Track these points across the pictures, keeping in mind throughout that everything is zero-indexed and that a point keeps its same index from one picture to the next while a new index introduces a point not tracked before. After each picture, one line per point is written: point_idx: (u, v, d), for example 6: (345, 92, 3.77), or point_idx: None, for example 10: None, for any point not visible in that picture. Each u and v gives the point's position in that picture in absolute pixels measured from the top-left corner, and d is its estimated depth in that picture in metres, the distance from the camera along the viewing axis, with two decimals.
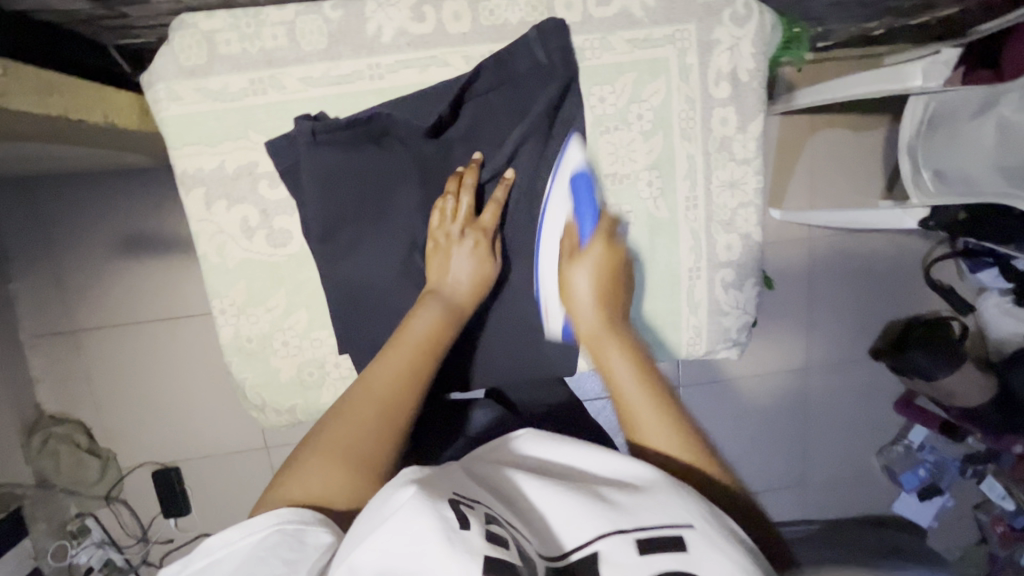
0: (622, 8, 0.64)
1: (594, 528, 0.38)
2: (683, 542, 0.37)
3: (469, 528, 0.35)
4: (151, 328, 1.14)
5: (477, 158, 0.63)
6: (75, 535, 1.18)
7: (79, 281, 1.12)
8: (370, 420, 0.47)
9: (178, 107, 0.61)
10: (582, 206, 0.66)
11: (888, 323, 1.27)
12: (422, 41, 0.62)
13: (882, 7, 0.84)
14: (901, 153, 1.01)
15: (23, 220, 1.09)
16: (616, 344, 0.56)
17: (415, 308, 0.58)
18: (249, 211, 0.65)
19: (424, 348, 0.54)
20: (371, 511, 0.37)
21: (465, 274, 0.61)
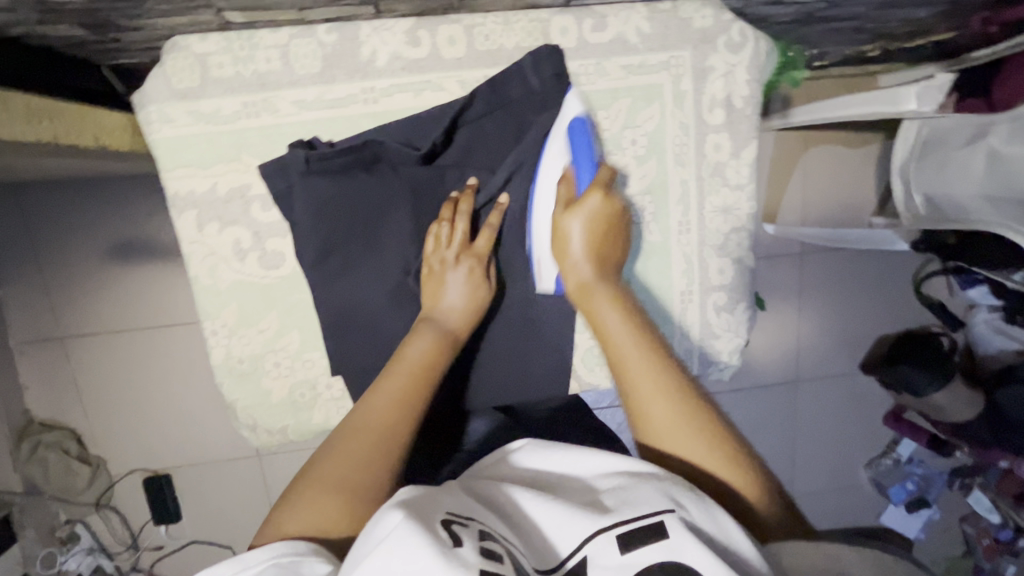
0: (617, 34, 0.64)
1: (581, 532, 0.38)
2: (662, 527, 0.37)
3: (462, 546, 0.35)
4: (143, 337, 1.13)
5: (472, 184, 0.63)
6: (64, 541, 1.20)
7: (69, 290, 1.11)
8: (368, 450, 0.47)
9: (170, 129, 0.61)
10: (579, 160, 0.62)
11: (878, 338, 1.28)
12: (416, 65, 0.62)
13: (875, 30, 0.85)
14: (893, 173, 1.01)
15: (13, 228, 1.08)
16: (611, 300, 0.56)
17: (413, 331, 0.59)
18: (241, 233, 0.64)
19: (421, 374, 0.54)
20: (365, 537, 0.37)
21: (461, 298, 0.61)
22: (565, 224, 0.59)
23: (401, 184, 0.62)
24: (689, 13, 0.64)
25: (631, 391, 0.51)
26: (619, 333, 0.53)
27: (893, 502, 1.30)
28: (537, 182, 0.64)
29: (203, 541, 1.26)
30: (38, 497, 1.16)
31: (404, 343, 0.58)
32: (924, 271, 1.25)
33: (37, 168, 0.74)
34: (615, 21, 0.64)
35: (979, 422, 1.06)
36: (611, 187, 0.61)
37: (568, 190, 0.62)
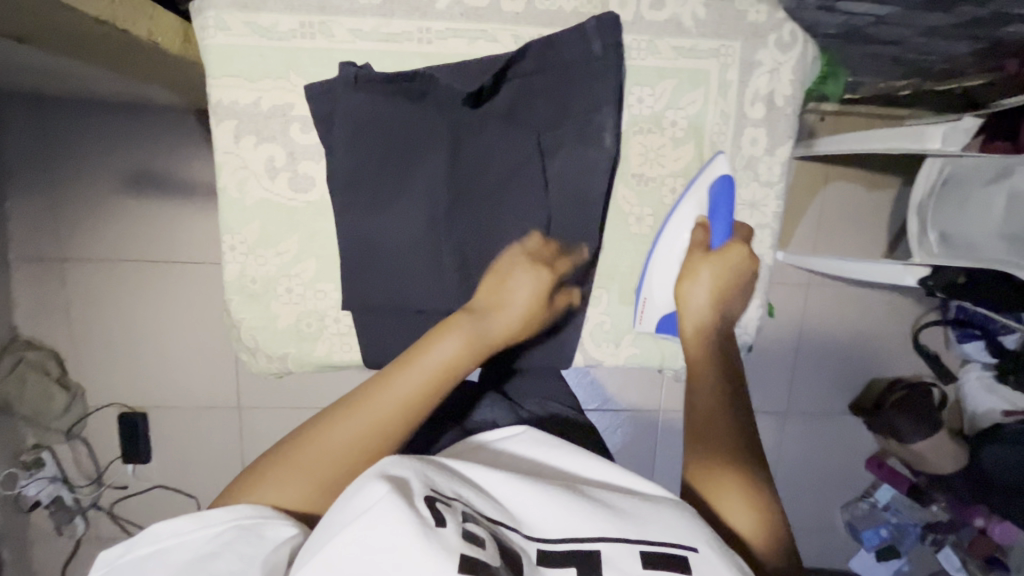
0: (674, 16, 0.66)
1: (595, 529, 0.37)
2: (687, 563, 0.36)
3: (445, 527, 0.34)
4: (136, 267, 1.15)
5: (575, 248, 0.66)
6: (29, 466, 1.18)
7: (75, 213, 1.13)
8: (350, 443, 0.46)
9: (224, 37, 0.61)
10: (719, 213, 0.67)
11: (870, 379, 1.28)
12: (475, 14, 0.63)
13: (906, 61, 0.89)
14: (910, 211, 1.05)
15: (40, 141, 1.10)
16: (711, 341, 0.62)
17: (447, 325, 0.54)
18: (275, 151, 0.64)
19: (435, 380, 0.50)
20: (345, 510, 0.36)
21: (506, 318, 0.58)
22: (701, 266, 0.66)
23: (443, 123, 0.62)
24: (745, 7, 0.66)
25: (705, 418, 0.55)
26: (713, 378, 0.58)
27: (865, 546, 1.30)
28: (702, 172, 0.69)
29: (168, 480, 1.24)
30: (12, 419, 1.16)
31: (431, 334, 0.54)
32: (922, 321, 1.25)
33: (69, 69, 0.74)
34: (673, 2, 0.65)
35: (961, 475, 1.10)
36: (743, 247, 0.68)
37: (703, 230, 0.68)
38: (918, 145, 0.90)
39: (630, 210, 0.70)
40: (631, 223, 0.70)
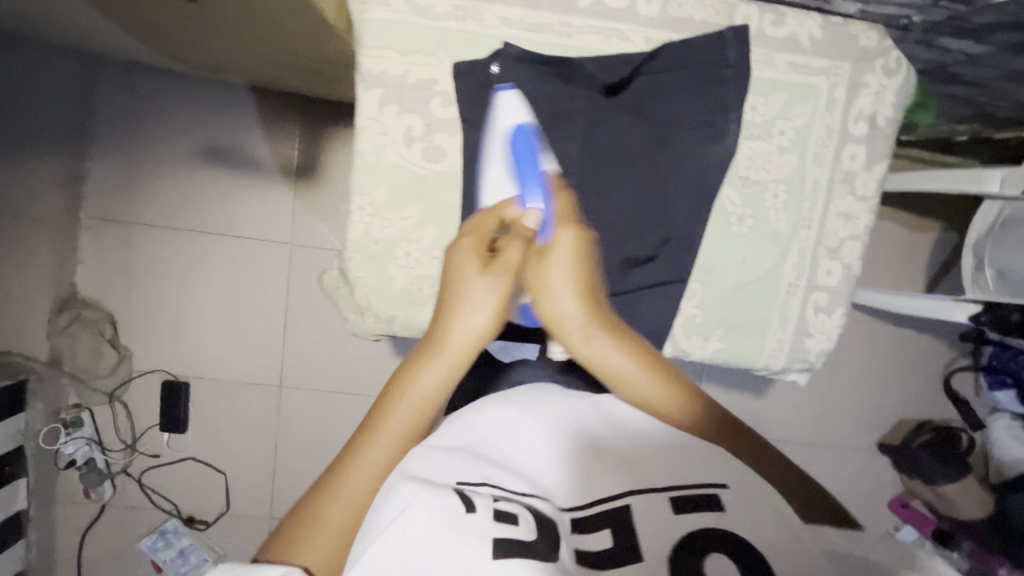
0: (792, 34, 0.71)
1: (622, 488, 0.50)
2: (716, 505, 0.48)
3: (477, 512, 0.44)
4: (221, 245, 1.39)
5: (528, 229, 0.61)
6: (68, 424, 1.39)
7: (175, 201, 1.38)
8: (366, 486, 0.52)
9: (384, 13, 0.66)
10: (527, 175, 0.63)
11: (900, 419, 1.46)
12: (613, 13, 0.69)
13: (978, 104, 0.95)
14: (967, 250, 1.17)
15: (162, 134, 1.36)
16: (615, 339, 0.63)
17: (421, 356, 0.59)
18: (415, 122, 0.69)
19: (424, 412, 0.56)
20: (379, 515, 0.45)
21: (479, 320, 0.59)
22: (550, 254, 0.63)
23: (584, 104, 0.67)
24: (857, 32, 0.72)
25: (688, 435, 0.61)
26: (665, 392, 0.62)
27: None
28: (499, 119, 0.66)
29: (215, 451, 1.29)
30: (56, 372, 1.37)
31: (412, 368, 0.58)
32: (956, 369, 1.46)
33: (202, 19, 0.79)
34: (792, 21, 0.71)
35: (983, 522, 1.20)
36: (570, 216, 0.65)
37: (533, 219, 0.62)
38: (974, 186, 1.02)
39: (734, 210, 0.74)
40: (734, 223, 0.74)
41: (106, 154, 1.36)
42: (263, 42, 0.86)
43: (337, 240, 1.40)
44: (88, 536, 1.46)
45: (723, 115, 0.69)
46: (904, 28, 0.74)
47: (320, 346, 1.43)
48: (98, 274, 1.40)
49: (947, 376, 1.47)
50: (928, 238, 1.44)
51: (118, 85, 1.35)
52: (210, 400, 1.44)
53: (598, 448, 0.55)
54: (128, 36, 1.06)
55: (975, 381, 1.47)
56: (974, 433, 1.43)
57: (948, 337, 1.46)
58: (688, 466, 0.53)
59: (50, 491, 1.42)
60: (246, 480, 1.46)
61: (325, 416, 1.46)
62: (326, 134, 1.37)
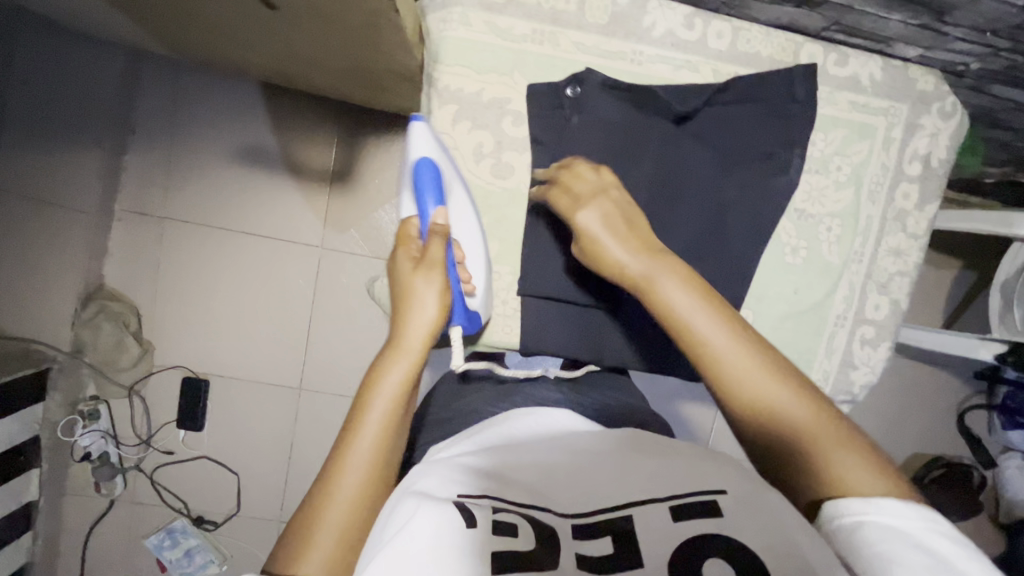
0: (854, 74, 0.73)
1: (625, 496, 0.49)
2: (716, 511, 0.46)
3: (474, 526, 0.45)
4: (253, 243, 1.39)
5: (441, 227, 0.63)
6: (86, 416, 1.37)
7: (208, 198, 1.38)
8: (354, 490, 0.50)
9: (465, 32, 0.68)
10: (425, 188, 0.65)
11: (913, 453, 1.48)
12: (685, 45, 0.71)
13: (1014, 149, 0.98)
14: (994, 289, 1.19)
15: (200, 131, 1.37)
16: (682, 282, 0.54)
17: (381, 359, 0.57)
18: (485, 139, 0.71)
19: (395, 405, 0.54)
20: (384, 526, 0.46)
21: (427, 316, 0.59)
22: (580, 221, 0.61)
23: (657, 131, 0.70)
24: (916, 76, 0.74)
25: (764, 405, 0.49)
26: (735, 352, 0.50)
27: None
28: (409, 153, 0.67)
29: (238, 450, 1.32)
30: (77, 362, 1.36)
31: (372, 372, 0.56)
32: (967, 403, 1.48)
33: (275, 29, 0.81)
34: (855, 62, 0.73)
35: None
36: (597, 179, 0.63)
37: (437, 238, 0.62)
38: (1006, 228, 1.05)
39: (789, 241, 0.75)
40: (789, 254, 0.75)
41: (144, 149, 1.37)
42: (328, 51, 0.88)
43: (367, 247, 1.41)
44: (93, 533, 1.43)
45: (786, 148, 0.71)
46: (960, 74, 0.77)
47: (342, 351, 1.43)
48: (126, 266, 1.39)
49: (959, 410, 1.48)
50: (950, 275, 1.46)
51: (162, 82, 1.36)
52: (228, 399, 1.43)
53: (582, 460, 0.54)
54: (185, 39, 1.08)
55: (987, 418, 1.48)
56: (985, 471, 1.46)
57: (965, 374, 1.48)
58: (690, 472, 0.51)
59: (61, 483, 1.40)
60: (259, 483, 1.45)
61: (343, 421, 1.45)
62: (363, 141, 1.38)
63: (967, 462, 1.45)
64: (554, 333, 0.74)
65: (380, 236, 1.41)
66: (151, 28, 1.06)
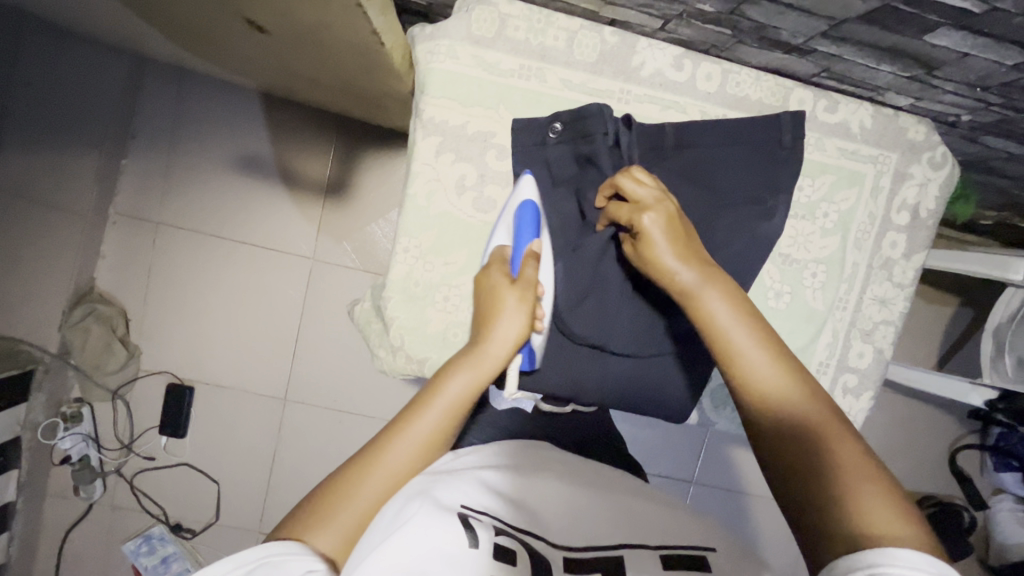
0: (843, 120, 0.73)
1: (621, 539, 0.48)
2: (707, 562, 0.46)
3: (477, 547, 0.42)
4: (246, 251, 1.39)
5: (537, 252, 0.65)
6: (68, 419, 1.35)
7: (203, 206, 1.38)
8: (395, 476, 0.51)
9: (451, 64, 0.72)
10: (523, 225, 0.68)
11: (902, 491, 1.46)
12: (672, 86, 0.73)
13: (1010, 195, 0.97)
14: (987, 333, 1.17)
15: (198, 138, 1.37)
16: (725, 294, 0.57)
17: (455, 360, 0.59)
18: (468, 171, 0.74)
19: (456, 404, 0.56)
20: (377, 533, 0.44)
21: (512, 332, 0.61)
22: (643, 222, 0.61)
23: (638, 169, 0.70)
24: (906, 125, 0.74)
25: (783, 419, 0.50)
26: (761, 362, 0.53)
27: None
28: (514, 195, 0.71)
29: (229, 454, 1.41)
30: (65, 364, 1.34)
31: (445, 365, 0.59)
32: (960, 443, 1.46)
33: (269, 51, 0.82)
34: (845, 109, 0.73)
35: None
36: (656, 190, 0.64)
37: (534, 265, 0.64)
38: (999, 272, 1.04)
39: (773, 285, 0.74)
40: (771, 298, 0.74)
41: (142, 153, 1.37)
42: (321, 74, 0.89)
43: (359, 260, 1.40)
44: (71, 534, 1.42)
45: (772, 194, 0.71)
46: (952, 124, 0.77)
47: (328, 363, 1.42)
48: (117, 270, 1.39)
49: (952, 450, 1.46)
50: (945, 314, 1.45)
51: (163, 88, 1.36)
52: (214, 407, 1.42)
53: (584, 493, 0.54)
54: (182, 48, 1.08)
55: (979, 460, 1.46)
56: (975, 512, 1.44)
57: (958, 414, 1.46)
58: (670, 523, 0.52)
59: (41, 485, 1.39)
60: (239, 491, 1.43)
61: (325, 434, 1.43)
62: (361, 155, 1.38)
63: (957, 502, 1.43)
64: (533, 370, 0.73)
65: (373, 250, 1.41)
66: (151, 35, 1.06)
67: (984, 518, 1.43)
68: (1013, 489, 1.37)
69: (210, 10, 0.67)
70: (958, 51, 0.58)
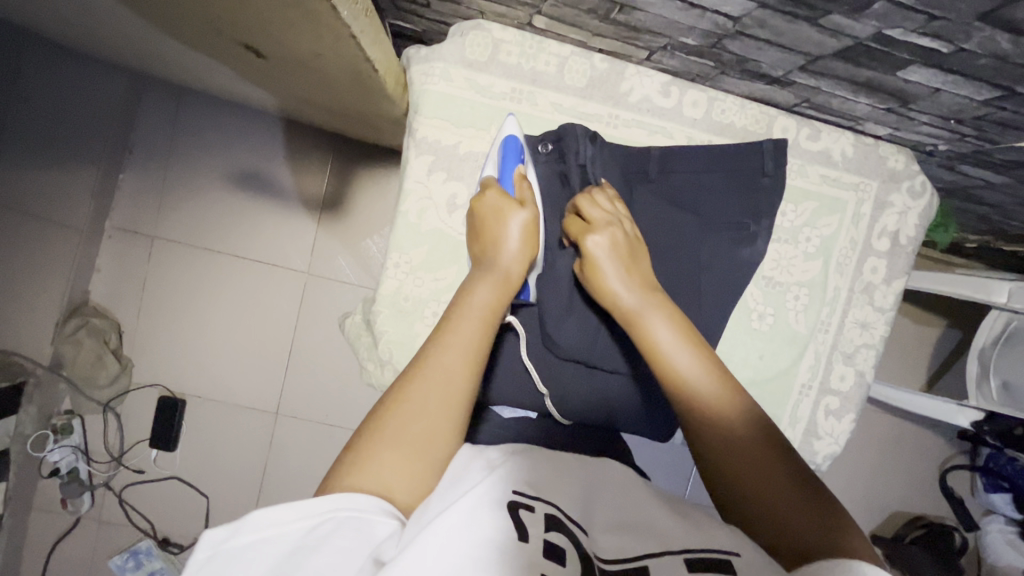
0: (825, 148, 0.75)
1: (647, 545, 0.45)
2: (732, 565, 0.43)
3: (527, 539, 0.42)
4: (242, 264, 1.40)
5: (526, 174, 0.70)
6: (58, 430, 1.36)
7: (200, 219, 1.39)
8: (430, 404, 0.51)
9: (444, 87, 0.74)
10: (507, 158, 0.71)
11: (894, 512, 1.46)
12: (659, 112, 0.75)
13: (992, 220, 1.00)
14: (973, 354, 1.19)
15: (196, 152, 1.39)
16: (666, 314, 0.60)
17: (475, 280, 0.61)
18: (459, 191, 0.75)
19: (485, 318, 0.58)
20: (430, 511, 0.45)
21: (521, 246, 0.64)
22: (587, 244, 0.65)
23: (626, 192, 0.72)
24: (886, 154, 0.76)
25: (715, 432, 0.53)
26: (698, 379, 0.56)
27: None
28: (494, 136, 0.73)
29: (221, 466, 1.42)
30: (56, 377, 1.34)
31: (464, 289, 0.61)
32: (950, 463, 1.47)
33: (265, 73, 0.84)
34: (827, 137, 0.75)
35: None
36: (611, 213, 0.68)
37: (526, 185, 0.69)
38: (984, 295, 1.06)
39: (757, 307, 0.76)
40: (756, 319, 0.76)
41: (141, 167, 1.39)
42: (316, 95, 0.91)
43: (354, 275, 1.42)
44: (57, 548, 1.41)
45: (754, 218, 0.73)
46: (930, 153, 0.79)
47: (321, 378, 1.43)
48: (113, 282, 1.40)
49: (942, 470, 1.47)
50: (934, 334, 1.46)
51: (163, 104, 1.38)
52: (205, 420, 1.42)
53: (628, 486, 0.52)
54: (180, 67, 1.10)
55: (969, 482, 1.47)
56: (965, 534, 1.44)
57: (947, 433, 1.47)
58: (698, 520, 0.49)
59: (28, 498, 1.38)
60: (230, 507, 1.43)
61: (317, 449, 1.43)
62: (356, 172, 1.40)
63: (948, 523, 1.44)
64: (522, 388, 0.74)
65: (368, 265, 1.42)
66: (149, 54, 1.08)
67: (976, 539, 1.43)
68: (1005, 510, 1.36)
69: (207, 33, 0.68)
70: (930, 85, 0.60)
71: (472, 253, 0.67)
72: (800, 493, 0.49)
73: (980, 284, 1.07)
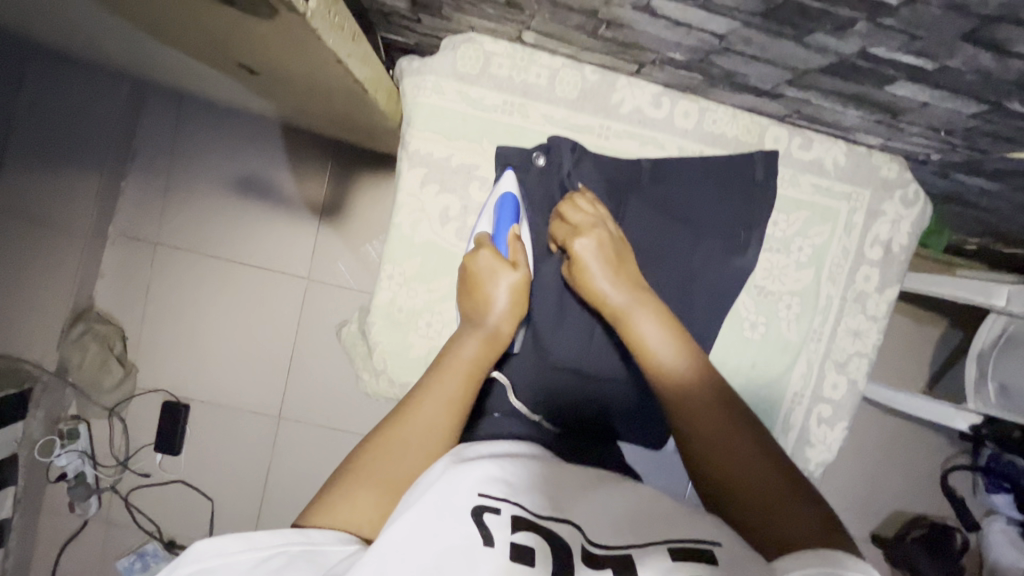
0: (817, 157, 0.76)
1: (630, 536, 0.46)
2: (713, 556, 0.43)
3: (492, 544, 0.43)
4: (243, 270, 1.41)
5: (519, 235, 0.71)
6: (65, 435, 1.38)
7: (202, 225, 1.41)
8: (409, 453, 0.53)
9: (435, 100, 0.74)
10: (502, 219, 0.72)
11: (895, 513, 1.46)
12: (650, 123, 0.75)
13: (990, 224, 0.99)
14: (972, 357, 1.18)
15: (197, 159, 1.40)
16: (652, 312, 0.63)
17: (462, 334, 0.65)
18: (451, 203, 0.76)
19: (470, 373, 0.61)
20: (398, 511, 0.46)
21: (508, 302, 0.67)
22: (575, 247, 0.67)
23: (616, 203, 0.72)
24: (878, 162, 0.76)
25: (696, 425, 0.56)
26: (682, 375, 0.58)
27: None
28: (492, 190, 0.75)
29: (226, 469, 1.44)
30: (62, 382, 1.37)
31: (451, 343, 0.64)
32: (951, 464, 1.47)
33: (260, 86, 0.85)
34: (819, 146, 0.76)
35: None
36: (597, 215, 0.70)
37: (520, 247, 0.71)
38: (982, 298, 1.06)
39: (749, 317, 0.76)
40: (748, 328, 0.76)
41: (142, 175, 1.40)
42: (313, 106, 0.91)
43: (355, 281, 1.43)
44: (66, 550, 1.43)
45: (746, 227, 0.74)
46: (923, 162, 0.79)
47: (324, 382, 1.44)
48: (116, 288, 1.42)
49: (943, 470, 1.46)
50: (935, 336, 1.46)
51: (163, 112, 1.39)
52: (210, 424, 1.43)
53: (601, 483, 0.53)
54: (180, 75, 1.11)
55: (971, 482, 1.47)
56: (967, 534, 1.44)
57: (948, 434, 1.47)
58: (682, 512, 0.49)
59: (37, 501, 1.40)
60: (236, 509, 1.45)
61: (319, 453, 1.44)
62: (356, 179, 1.41)
63: (949, 523, 1.43)
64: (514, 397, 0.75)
65: (368, 271, 1.43)
66: (149, 64, 1.09)
67: (977, 539, 1.43)
68: (1005, 510, 1.35)
69: (202, 49, 0.69)
70: (918, 99, 0.60)
71: (462, 308, 0.69)
72: (776, 479, 0.51)
73: (978, 287, 1.06)
